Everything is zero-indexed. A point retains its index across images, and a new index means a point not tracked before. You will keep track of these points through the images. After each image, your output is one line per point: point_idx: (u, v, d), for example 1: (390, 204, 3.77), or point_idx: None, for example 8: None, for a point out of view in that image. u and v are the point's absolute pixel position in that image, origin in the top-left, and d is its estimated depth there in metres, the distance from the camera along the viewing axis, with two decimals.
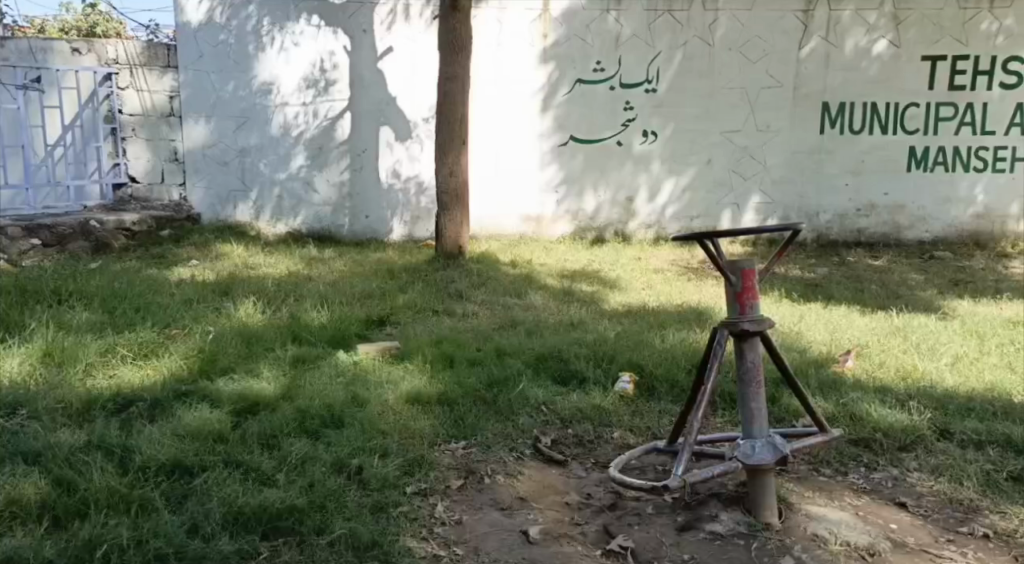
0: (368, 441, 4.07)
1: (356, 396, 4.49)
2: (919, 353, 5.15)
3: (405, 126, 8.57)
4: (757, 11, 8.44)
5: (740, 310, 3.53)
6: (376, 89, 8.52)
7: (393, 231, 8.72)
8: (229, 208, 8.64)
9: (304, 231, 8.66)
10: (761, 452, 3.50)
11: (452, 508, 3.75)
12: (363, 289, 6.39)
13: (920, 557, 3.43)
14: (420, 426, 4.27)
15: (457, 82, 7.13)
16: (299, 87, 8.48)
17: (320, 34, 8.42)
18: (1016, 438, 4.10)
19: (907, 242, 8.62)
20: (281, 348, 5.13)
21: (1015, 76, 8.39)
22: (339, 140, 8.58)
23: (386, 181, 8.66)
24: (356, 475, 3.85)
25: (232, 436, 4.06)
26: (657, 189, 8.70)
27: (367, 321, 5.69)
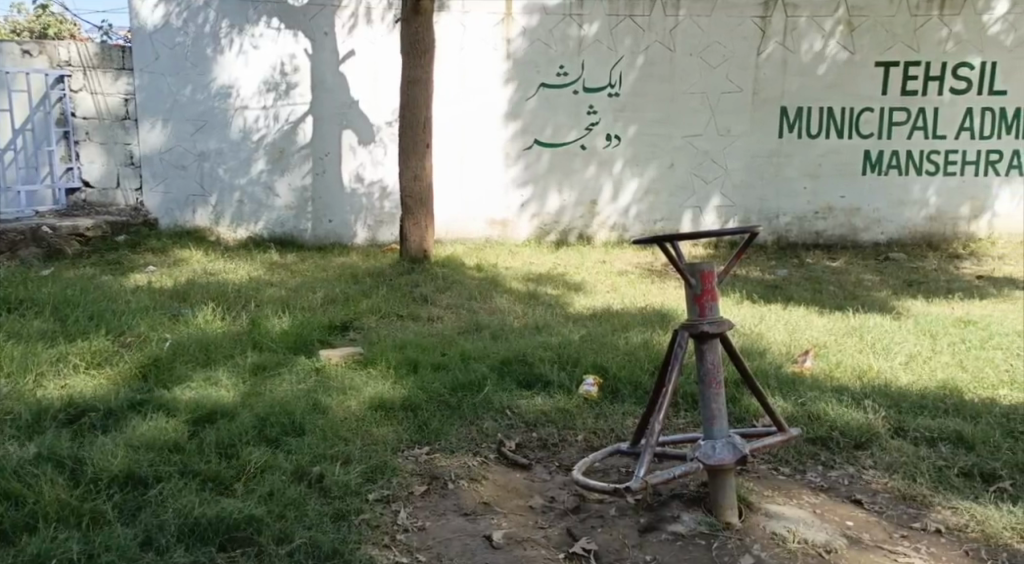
0: (329, 448, 4.07)
1: (317, 403, 4.48)
2: (874, 353, 5.25)
3: (367, 129, 8.55)
4: (717, 16, 8.52)
5: (700, 311, 3.56)
6: (338, 92, 8.49)
7: (356, 236, 8.71)
8: (188, 213, 8.56)
9: (266, 235, 8.61)
10: (721, 452, 3.55)
11: (415, 514, 3.75)
12: (326, 294, 6.38)
13: (876, 553, 3.48)
14: (383, 433, 4.27)
15: (419, 85, 7.13)
16: (259, 90, 8.44)
17: (280, 37, 8.38)
18: (967, 434, 4.18)
19: (863, 244, 8.77)
20: (241, 355, 5.09)
21: (964, 81, 8.56)
22: (300, 143, 8.55)
23: (349, 185, 8.63)
24: (317, 483, 3.85)
25: (188, 446, 4.02)
26: (621, 191, 8.76)
27: (330, 326, 5.68)
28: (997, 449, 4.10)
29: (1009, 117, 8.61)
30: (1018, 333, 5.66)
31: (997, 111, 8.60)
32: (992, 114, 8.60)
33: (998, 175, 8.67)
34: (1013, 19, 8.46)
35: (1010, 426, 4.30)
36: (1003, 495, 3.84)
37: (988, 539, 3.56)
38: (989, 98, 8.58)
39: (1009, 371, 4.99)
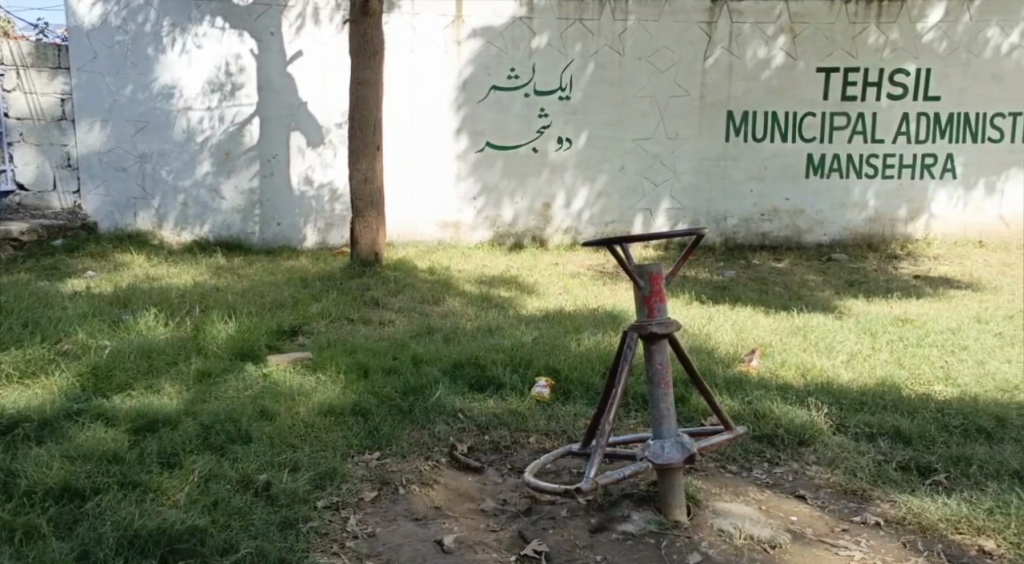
0: (276, 456, 4.06)
1: (264, 410, 4.46)
2: (818, 351, 5.35)
3: (316, 130, 8.51)
4: (665, 21, 8.63)
5: (648, 313, 3.61)
6: (285, 92, 8.45)
7: (306, 238, 8.66)
8: (131, 216, 8.44)
9: (212, 238, 8.51)
10: (669, 452, 3.60)
11: (365, 520, 3.75)
12: (274, 298, 6.34)
13: (818, 547, 3.56)
14: (332, 438, 4.26)
15: (368, 87, 7.11)
16: (203, 91, 8.35)
17: (224, 36, 8.30)
18: (904, 430, 4.29)
19: (807, 245, 8.94)
20: (184, 362, 5.04)
21: (901, 87, 8.76)
22: (247, 145, 8.47)
23: (298, 187, 8.58)
24: (263, 491, 3.83)
25: (129, 456, 3.98)
26: (572, 194, 8.81)
27: (278, 331, 5.64)
28: (934, 443, 4.21)
29: (943, 122, 8.81)
30: (955, 331, 5.81)
31: (932, 116, 8.80)
32: (927, 119, 8.80)
33: (933, 178, 8.88)
34: (946, 26, 8.68)
35: (946, 421, 4.41)
36: (939, 487, 3.94)
37: (924, 531, 3.65)
38: (923, 104, 8.79)
39: (946, 368, 5.12)
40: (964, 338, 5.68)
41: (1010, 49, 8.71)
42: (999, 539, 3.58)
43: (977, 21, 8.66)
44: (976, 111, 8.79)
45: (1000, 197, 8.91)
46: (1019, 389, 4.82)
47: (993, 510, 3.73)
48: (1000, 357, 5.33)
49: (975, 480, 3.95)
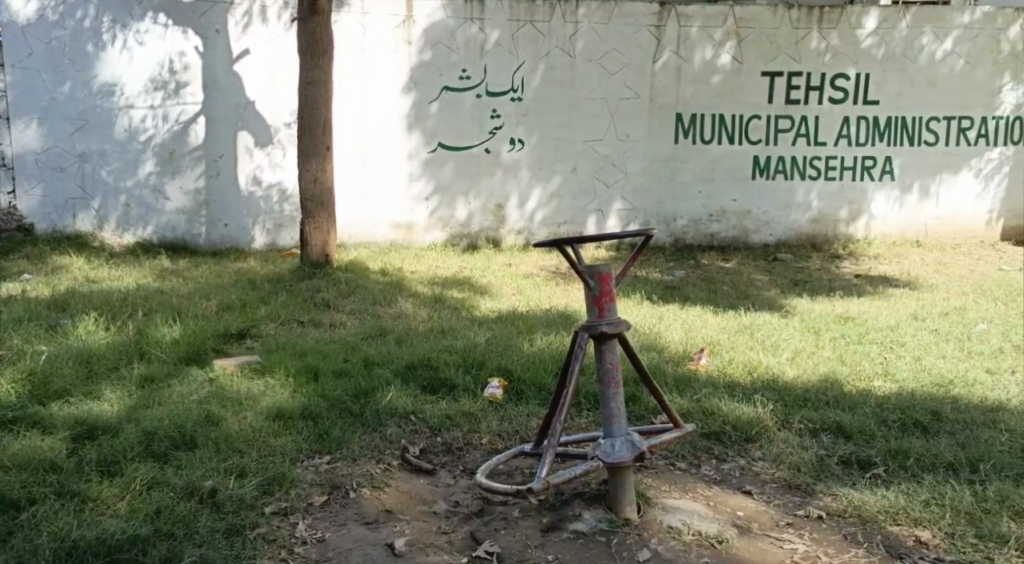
0: (222, 462, 4.03)
1: (210, 415, 4.41)
2: (764, 349, 5.44)
3: (264, 130, 8.44)
4: (614, 24, 8.71)
5: (599, 313, 3.64)
6: (231, 91, 8.37)
7: (254, 240, 8.59)
8: (70, 217, 8.31)
9: (156, 240, 8.41)
10: (620, 450, 3.64)
11: (314, 525, 3.74)
12: (221, 300, 6.30)
13: (763, 541, 3.63)
14: (281, 442, 4.25)
15: (317, 86, 7.07)
16: (146, 89, 8.25)
17: (167, 33, 8.21)
18: (845, 425, 4.40)
19: (754, 245, 9.08)
20: (126, 367, 4.99)
21: (842, 91, 8.94)
22: (192, 144, 8.38)
23: (245, 188, 8.51)
24: (208, 498, 3.81)
25: (66, 465, 3.93)
26: (525, 194, 8.85)
27: (225, 334, 5.60)
28: (873, 437, 4.31)
29: (882, 125, 9.00)
30: (894, 328, 5.95)
31: (872, 120, 8.99)
32: (867, 122, 8.99)
33: (874, 180, 9.06)
34: (885, 32, 8.87)
35: (884, 415, 4.52)
36: (879, 480, 4.04)
37: (865, 523, 3.74)
38: (864, 107, 8.97)
39: (885, 364, 5.25)
40: (902, 335, 5.81)
41: (944, 55, 8.92)
42: (935, 530, 3.67)
43: (914, 27, 8.87)
44: (913, 115, 8.99)
45: (939, 198, 9.12)
46: (955, 384, 4.94)
47: (929, 501, 3.82)
48: (936, 353, 5.47)
49: (912, 472, 4.05)
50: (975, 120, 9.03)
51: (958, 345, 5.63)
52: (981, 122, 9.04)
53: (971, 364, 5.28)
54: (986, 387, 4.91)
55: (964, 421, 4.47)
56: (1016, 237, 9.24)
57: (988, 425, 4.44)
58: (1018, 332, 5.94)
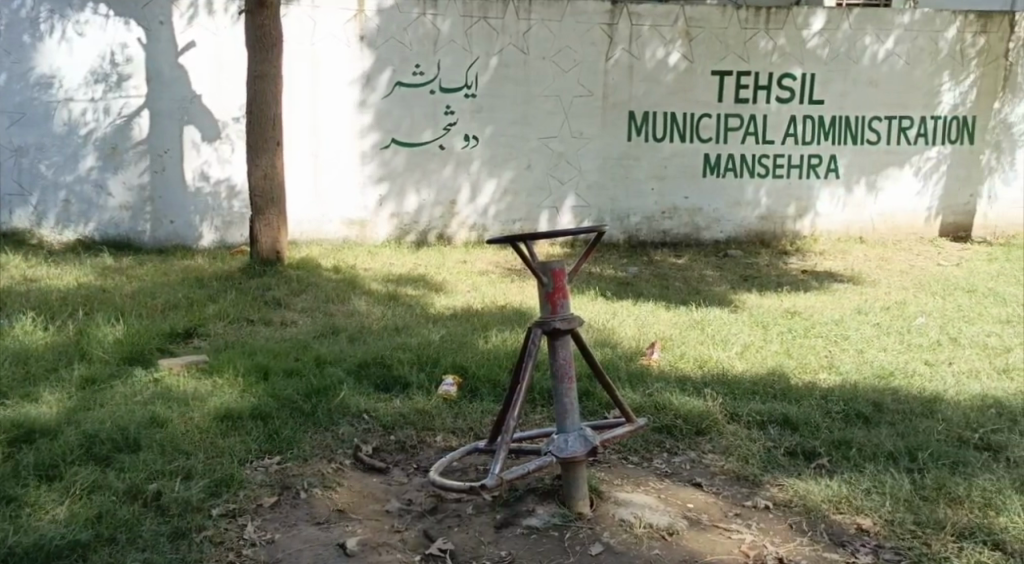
0: (167, 464, 4.00)
1: (155, 416, 4.38)
2: (714, 344, 5.52)
3: (212, 125, 8.35)
4: (567, 22, 8.75)
5: (552, 309, 3.67)
6: (177, 84, 8.27)
7: (202, 237, 8.50)
8: (7, 213, 8.17)
9: (97, 238, 8.28)
10: (573, 445, 3.66)
11: (263, 527, 3.72)
12: (168, 298, 6.23)
13: (711, 531, 3.69)
14: (229, 443, 4.22)
15: (266, 80, 7.02)
16: (86, 82, 8.13)
17: (108, 25, 8.09)
18: (792, 417, 4.48)
19: (705, 242, 9.19)
20: (66, 368, 4.93)
21: (789, 91, 9.08)
22: (135, 139, 8.26)
23: (192, 184, 8.41)
24: (153, 501, 3.77)
25: (3, 470, 3.87)
26: (479, 190, 8.86)
27: (170, 334, 5.54)
28: (818, 429, 4.40)
29: (827, 124, 9.15)
30: (839, 322, 6.07)
31: (817, 119, 9.14)
32: (813, 122, 9.13)
33: (819, 178, 9.21)
34: (829, 33, 9.02)
35: (828, 407, 4.62)
36: (823, 470, 4.12)
37: (810, 511, 3.81)
38: (809, 107, 9.12)
39: (830, 358, 5.34)
40: (846, 328, 5.93)
41: (886, 55, 9.09)
42: (875, 518, 3.75)
43: (857, 28, 9.03)
44: (855, 114, 9.15)
45: (882, 195, 9.30)
46: (895, 376, 5.06)
47: (870, 490, 3.91)
48: (878, 346, 5.58)
49: (855, 462, 4.14)
50: (916, 120, 9.22)
51: (899, 339, 5.75)
52: (921, 122, 9.22)
53: (910, 357, 5.40)
54: (925, 379, 5.03)
55: (904, 411, 4.58)
56: (955, 234, 9.43)
57: (926, 415, 4.56)
58: (957, 325, 6.08)
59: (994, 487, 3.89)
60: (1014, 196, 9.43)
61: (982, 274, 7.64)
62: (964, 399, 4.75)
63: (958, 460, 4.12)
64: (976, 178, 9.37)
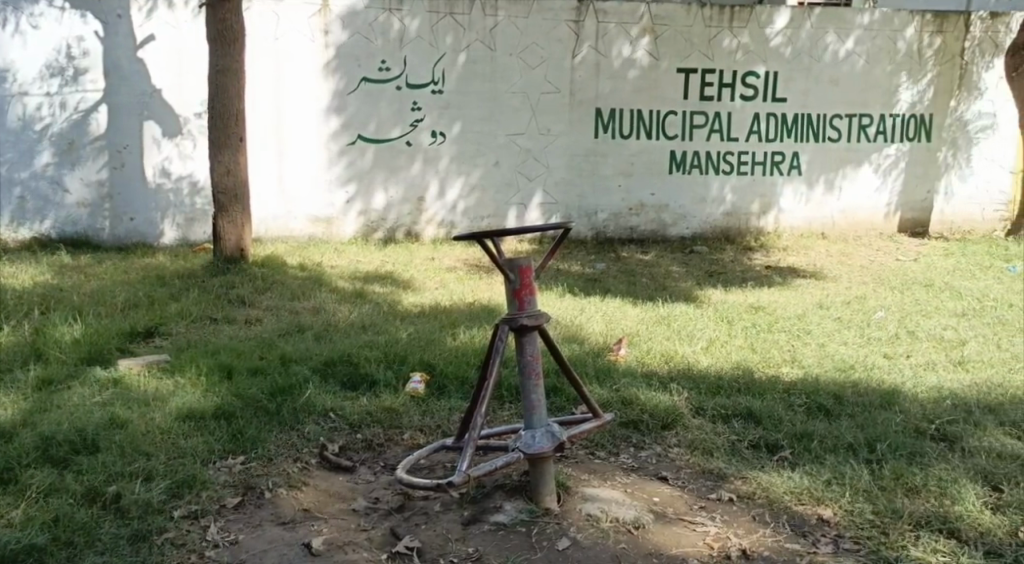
0: (127, 466, 3.97)
1: (114, 417, 4.35)
2: (679, 339, 5.56)
3: (173, 120, 8.28)
4: (534, 18, 8.76)
5: (519, 305, 3.67)
6: (137, 79, 8.19)
7: (163, 235, 8.43)
8: None
9: (54, 235, 8.18)
10: (540, 441, 3.68)
11: (226, 528, 3.70)
12: (128, 297, 6.18)
13: (676, 524, 3.72)
14: (191, 443, 4.19)
15: (229, 75, 6.97)
16: (41, 75, 8.02)
17: (64, 17, 7.99)
18: (755, 410, 4.54)
19: (671, 238, 9.26)
20: (22, 370, 4.88)
21: (752, 89, 9.16)
22: (93, 134, 8.17)
23: (153, 180, 8.34)
24: (112, 503, 3.75)
25: None
26: (446, 187, 8.86)
27: (130, 333, 5.50)
28: (780, 421, 4.45)
29: (790, 122, 9.25)
30: (800, 317, 6.15)
31: (780, 117, 9.24)
32: (776, 119, 9.23)
33: (782, 175, 9.30)
34: (791, 32, 9.10)
35: (790, 400, 4.68)
36: (785, 462, 4.17)
37: (772, 503, 3.86)
38: (772, 105, 9.21)
39: (792, 352, 5.41)
40: (808, 323, 6.01)
41: (846, 54, 9.20)
42: (836, 508, 3.80)
43: (818, 27, 9.12)
44: (817, 112, 9.26)
45: (843, 192, 9.41)
46: (855, 369, 5.13)
47: (830, 481, 3.97)
48: (838, 340, 5.66)
49: (817, 453, 4.20)
50: (875, 117, 9.34)
51: (859, 333, 5.83)
52: (880, 119, 9.34)
53: (870, 351, 5.48)
54: (885, 371, 5.10)
55: (863, 404, 4.65)
56: (913, 230, 9.57)
57: (884, 407, 4.63)
58: (914, 319, 6.17)
59: (949, 477, 3.96)
60: (969, 193, 9.57)
61: (940, 269, 7.76)
62: (921, 391, 4.83)
63: (915, 451, 4.19)
64: (933, 175, 9.51)
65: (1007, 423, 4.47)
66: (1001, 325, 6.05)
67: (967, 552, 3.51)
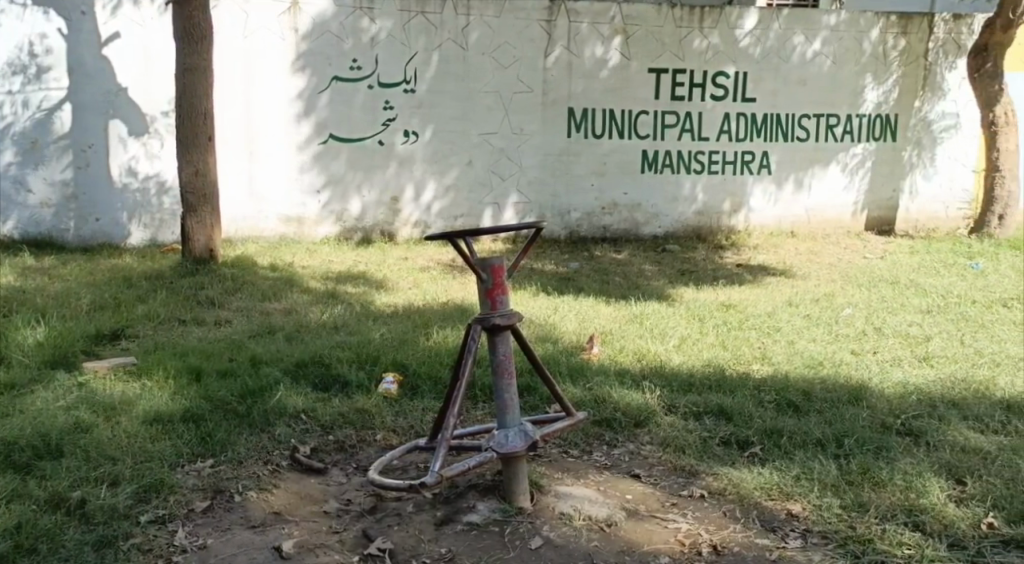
0: (92, 471, 3.94)
1: (79, 422, 4.31)
2: (652, 337, 5.59)
3: (139, 119, 8.22)
4: (506, 18, 8.76)
5: (492, 305, 3.68)
6: (102, 77, 8.11)
7: (130, 235, 8.36)
8: None
9: (18, 236, 8.09)
10: (513, 441, 3.69)
11: (194, 533, 3.68)
12: (94, 299, 6.12)
13: (648, 521, 3.75)
14: (159, 447, 4.16)
15: (196, 73, 6.92)
16: (3, 73, 7.92)
17: (27, 14, 7.90)
18: (726, 407, 4.58)
19: (643, 237, 9.31)
20: None
21: (722, 89, 9.22)
22: (56, 133, 8.09)
23: (119, 180, 8.27)
24: (77, 509, 3.72)
25: None
26: (420, 186, 8.85)
27: (96, 336, 5.46)
28: (750, 418, 4.49)
29: (759, 122, 9.32)
30: (770, 314, 6.20)
31: (750, 117, 9.31)
32: (746, 119, 9.29)
33: (752, 174, 9.37)
34: (760, 33, 9.17)
35: (760, 397, 4.72)
36: (755, 459, 4.20)
37: (742, 499, 3.89)
38: (742, 105, 9.28)
39: (763, 349, 5.46)
40: (777, 320, 6.06)
41: (814, 55, 9.29)
42: (805, 503, 3.84)
43: (786, 28, 9.19)
44: (786, 112, 9.34)
45: (812, 191, 9.50)
46: (823, 365, 5.19)
47: (799, 476, 4.01)
48: (807, 337, 5.71)
49: (786, 449, 4.23)
50: (842, 117, 9.44)
51: (827, 330, 5.89)
52: (847, 119, 9.45)
53: (838, 347, 5.55)
54: (852, 367, 5.17)
55: (831, 400, 4.70)
56: (879, 228, 9.67)
57: (851, 403, 4.68)
58: (881, 315, 6.25)
59: (914, 471, 4.00)
60: (933, 192, 9.69)
61: (906, 266, 7.86)
62: (888, 387, 4.89)
63: (881, 446, 4.23)
64: (899, 174, 9.62)
65: (971, 418, 4.53)
66: (964, 321, 6.14)
67: (931, 544, 3.56)
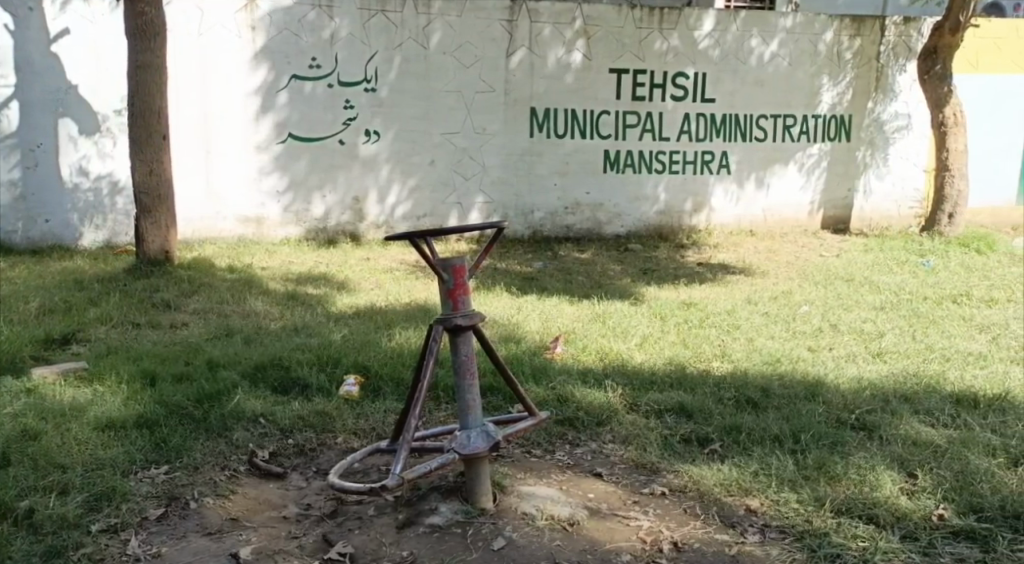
0: (40, 480, 3.88)
1: (26, 429, 4.25)
2: (615, 336, 5.63)
3: (90, 117, 8.11)
4: (467, 18, 8.76)
5: (453, 305, 3.68)
6: (51, 74, 8.00)
7: (82, 237, 8.25)
8: None
9: None
10: (475, 441, 3.69)
11: (148, 541, 3.64)
12: (44, 302, 6.03)
13: (611, 519, 3.77)
14: (111, 453, 4.11)
15: (149, 70, 6.84)
16: None
17: None
18: (686, 404, 4.62)
19: (606, 237, 9.35)
20: None
21: (682, 89, 9.29)
22: (3, 132, 7.96)
23: (69, 179, 8.16)
24: (24, 520, 3.66)
25: None
26: (382, 187, 8.83)
27: (46, 341, 5.39)
28: (710, 415, 4.53)
29: (719, 122, 9.40)
30: (730, 312, 6.27)
31: (710, 117, 9.39)
32: (706, 119, 9.38)
33: (713, 174, 9.46)
34: (719, 34, 9.25)
35: (720, 394, 4.77)
36: (715, 455, 4.25)
37: (703, 496, 3.93)
38: (702, 105, 9.36)
39: (723, 346, 5.52)
40: (737, 318, 6.13)
41: (771, 56, 9.39)
42: (762, 498, 3.89)
43: (744, 30, 9.28)
44: (744, 113, 9.43)
45: (771, 191, 9.60)
46: (781, 362, 5.26)
47: (757, 472, 4.05)
48: (766, 334, 5.78)
49: (745, 446, 4.28)
50: (798, 118, 9.56)
51: (785, 327, 5.97)
52: (803, 120, 9.57)
53: (796, 343, 5.62)
54: (808, 364, 5.24)
55: (789, 395, 4.76)
56: (835, 227, 9.81)
57: (808, 399, 4.74)
58: (837, 312, 6.34)
59: (868, 465, 4.07)
60: (886, 191, 9.83)
61: (861, 265, 7.96)
62: (842, 382, 4.96)
63: (836, 440, 4.30)
64: (853, 174, 9.75)
65: (923, 411, 4.61)
66: (917, 316, 6.25)
67: (884, 536, 3.62)
